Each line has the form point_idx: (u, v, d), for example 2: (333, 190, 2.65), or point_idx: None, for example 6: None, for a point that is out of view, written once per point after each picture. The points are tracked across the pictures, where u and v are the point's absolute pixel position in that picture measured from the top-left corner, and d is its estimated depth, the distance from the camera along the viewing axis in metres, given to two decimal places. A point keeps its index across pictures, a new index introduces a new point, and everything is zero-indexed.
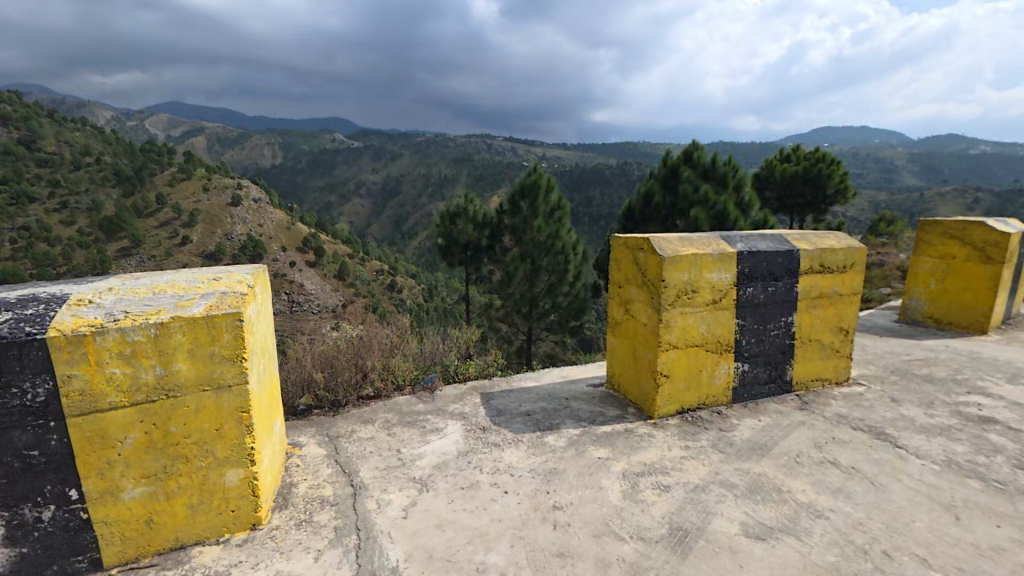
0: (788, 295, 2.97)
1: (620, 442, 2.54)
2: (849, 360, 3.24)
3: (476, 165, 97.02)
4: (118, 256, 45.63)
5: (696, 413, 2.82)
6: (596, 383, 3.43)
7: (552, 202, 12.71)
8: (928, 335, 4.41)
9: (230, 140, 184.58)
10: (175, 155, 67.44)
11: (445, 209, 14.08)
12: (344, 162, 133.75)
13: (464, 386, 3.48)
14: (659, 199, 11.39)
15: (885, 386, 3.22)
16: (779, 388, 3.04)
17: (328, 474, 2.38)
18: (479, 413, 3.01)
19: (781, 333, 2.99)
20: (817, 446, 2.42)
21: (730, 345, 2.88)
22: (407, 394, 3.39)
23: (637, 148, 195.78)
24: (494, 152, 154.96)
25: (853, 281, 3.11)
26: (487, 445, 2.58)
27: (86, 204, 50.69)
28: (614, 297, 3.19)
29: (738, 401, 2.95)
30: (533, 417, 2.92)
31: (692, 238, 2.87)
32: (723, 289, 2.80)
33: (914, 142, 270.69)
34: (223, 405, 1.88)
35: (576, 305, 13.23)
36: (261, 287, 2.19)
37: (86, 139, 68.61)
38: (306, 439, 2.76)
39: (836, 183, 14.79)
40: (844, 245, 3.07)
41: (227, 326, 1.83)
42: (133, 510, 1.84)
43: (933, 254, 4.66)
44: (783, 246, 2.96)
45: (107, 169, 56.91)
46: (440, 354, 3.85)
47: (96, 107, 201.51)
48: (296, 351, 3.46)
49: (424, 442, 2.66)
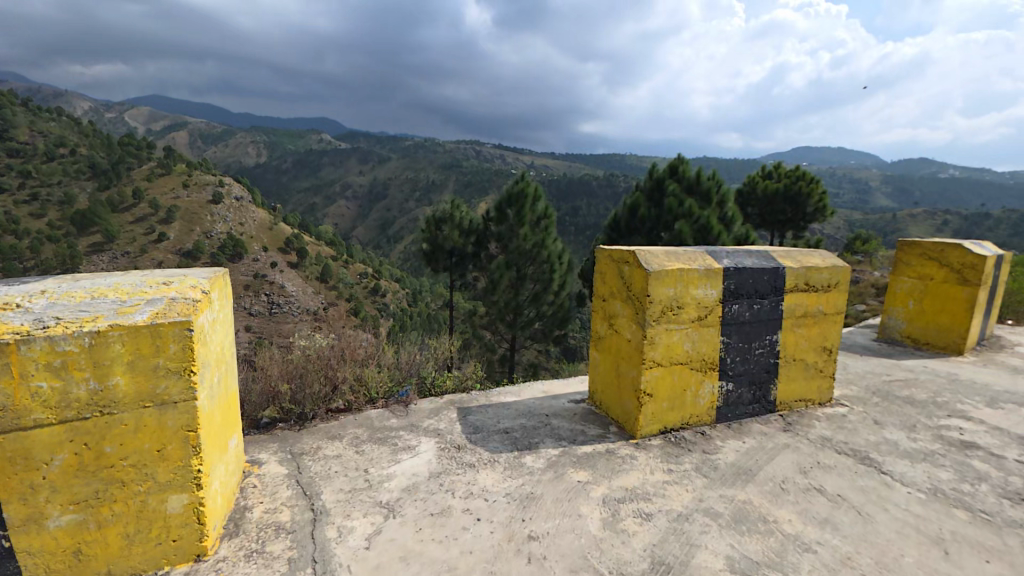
0: (773, 313, 2.92)
1: (601, 464, 2.43)
2: (831, 380, 3.20)
3: (464, 171, 97.22)
4: (90, 251, 44.16)
5: (679, 434, 2.73)
6: (577, 399, 3.32)
7: (538, 210, 12.69)
8: (906, 355, 4.45)
9: (213, 137, 181.10)
10: (155, 149, 65.77)
11: (431, 215, 13.89)
12: (331, 163, 132.34)
13: (441, 400, 3.33)
14: (644, 211, 11.47)
15: (868, 408, 3.19)
16: (762, 408, 2.98)
17: (287, 497, 2.20)
18: (455, 430, 2.86)
19: (765, 352, 2.93)
20: (802, 471, 2.35)
21: (714, 363, 2.81)
22: (380, 407, 3.22)
23: (625, 160, 198.68)
24: (482, 158, 155.21)
25: (836, 300, 3.08)
26: (461, 465, 2.44)
27: (59, 197, 49.15)
28: (598, 311, 3.10)
29: (723, 420, 2.87)
30: (512, 435, 2.79)
31: (677, 252, 2.80)
32: (709, 306, 2.73)
33: (886, 165, 281.91)
34: (167, 423, 1.70)
35: (561, 314, 13.14)
36: (219, 292, 2.02)
37: (62, 131, 66.60)
38: (267, 456, 2.58)
39: (815, 202, 15.15)
40: (830, 264, 3.04)
41: (173, 336, 1.66)
42: (60, 539, 1.64)
43: (912, 274, 4.72)
44: (770, 263, 2.90)
45: (82, 161, 55.28)
46: (417, 365, 3.68)
47: (75, 97, 196.47)
48: (262, 360, 3.28)
49: (394, 462, 2.50)
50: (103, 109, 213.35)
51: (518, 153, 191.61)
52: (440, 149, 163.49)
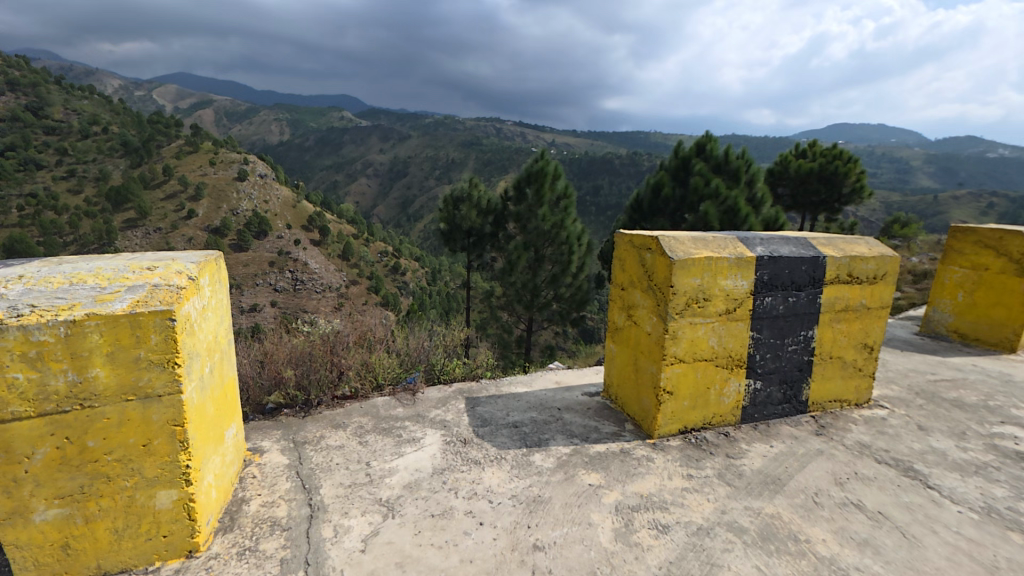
0: (811, 307, 2.66)
1: (615, 466, 2.27)
2: (872, 380, 2.94)
3: (485, 150, 96.36)
4: (124, 227, 45.91)
5: (701, 435, 2.54)
6: (593, 392, 3.16)
7: (558, 189, 12.32)
8: (952, 353, 4.11)
9: (238, 114, 183.27)
10: (182, 127, 66.93)
11: (449, 194, 13.67)
12: (351, 141, 132.55)
13: (449, 389, 3.21)
14: (668, 190, 10.97)
15: (911, 411, 2.94)
16: (793, 408, 2.75)
17: (285, 490, 2.12)
18: (462, 423, 2.74)
19: (799, 349, 2.69)
20: (838, 483, 2.14)
21: (741, 359, 2.59)
22: (386, 394, 3.11)
23: (649, 137, 192.94)
24: (503, 136, 152.84)
25: (882, 293, 2.80)
26: (467, 462, 2.32)
27: (94, 174, 51.17)
28: (616, 299, 2.91)
29: (748, 421, 2.67)
30: (521, 430, 2.65)
31: (705, 238, 2.55)
32: (738, 297, 2.50)
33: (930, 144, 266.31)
34: (152, 416, 1.62)
35: (579, 296, 12.82)
36: (208, 276, 1.92)
37: (94, 108, 68.33)
38: (269, 444, 2.52)
39: (852, 181, 14.32)
40: (877, 254, 2.75)
41: (155, 327, 1.57)
42: (47, 533, 1.58)
43: (964, 264, 4.32)
44: (809, 251, 2.63)
45: (115, 139, 56.77)
46: (426, 351, 3.57)
47: (106, 75, 202.27)
48: (265, 345, 3.21)
49: (397, 455, 2.40)
50: (132, 87, 216.78)
51: (539, 131, 188.22)
52: (461, 126, 161.90)
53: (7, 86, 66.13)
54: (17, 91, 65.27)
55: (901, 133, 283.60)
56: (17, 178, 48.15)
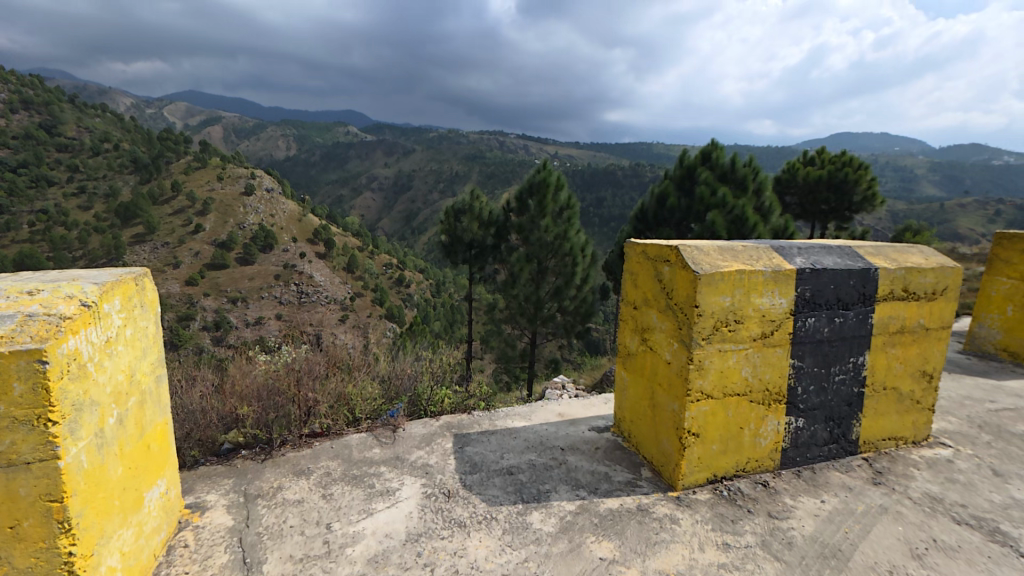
0: (860, 328, 2.23)
1: (635, 530, 1.84)
2: (929, 414, 2.51)
3: (489, 163, 97.32)
4: (132, 242, 46.33)
5: (734, 485, 2.10)
6: (601, 426, 2.73)
7: (561, 200, 11.89)
8: (1005, 375, 3.61)
9: (245, 130, 185.54)
10: (191, 143, 67.52)
11: (450, 205, 13.43)
12: (357, 155, 134.26)
13: (435, 423, 2.79)
14: (673, 200, 10.58)
15: (981, 450, 2.47)
16: (842, 449, 2.31)
17: (219, 566, 1.70)
18: (447, 469, 2.31)
19: (848, 380, 2.26)
20: (912, 555, 1.71)
21: (780, 394, 2.16)
22: (363, 432, 2.70)
23: (652, 149, 194.43)
24: (506, 149, 153.98)
25: (943, 311, 2.38)
26: (449, 525, 1.89)
27: (104, 190, 51.93)
28: (628, 319, 2.49)
29: (789, 466, 2.23)
30: (517, 478, 2.22)
31: (734, 248, 2.15)
32: (776, 319, 2.07)
33: (932, 152, 267.24)
34: (18, 492, 1.25)
35: (584, 309, 12.44)
36: (119, 298, 1.56)
37: (106, 126, 69.31)
38: (214, 499, 2.11)
39: (863, 189, 13.88)
40: (936, 265, 2.34)
41: (18, 372, 1.20)
42: None
43: (1012, 275, 3.87)
44: (856, 262, 2.22)
45: (125, 155, 57.28)
46: (411, 378, 3.14)
47: (118, 95, 208.54)
48: (219, 377, 2.78)
49: (365, 515, 1.97)
50: (142, 104, 222.60)
51: (542, 145, 190.43)
52: (465, 139, 164.34)
53: (21, 104, 67.20)
54: (31, 109, 66.51)
55: (903, 142, 283.92)
56: (29, 194, 48.84)
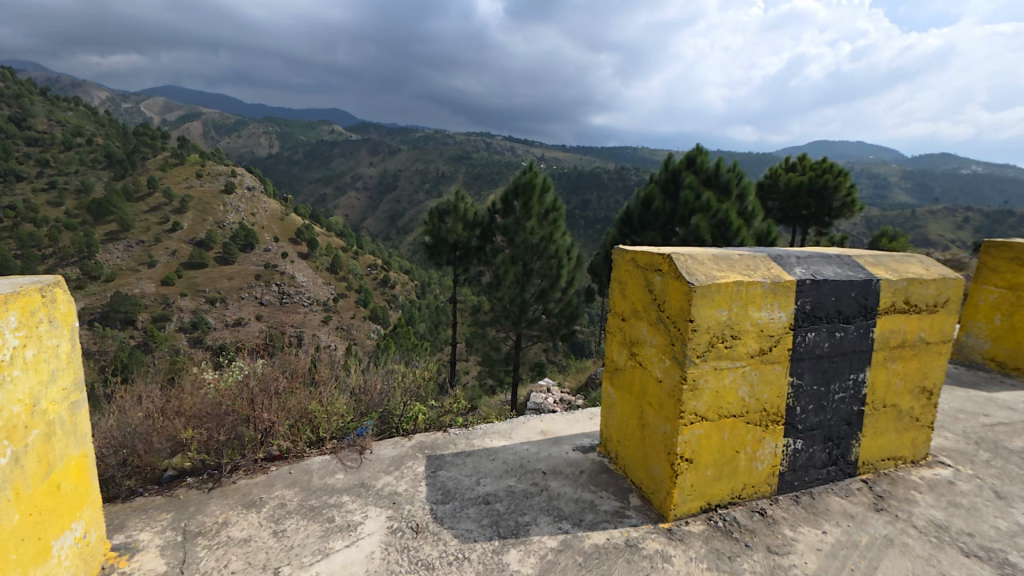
0: (863, 342, 2.09)
1: (623, 572, 1.65)
2: (929, 430, 2.38)
3: (476, 164, 97.11)
4: (106, 240, 44.72)
5: (730, 515, 1.94)
6: (586, 445, 2.54)
7: (546, 202, 11.72)
8: (997, 387, 3.52)
9: (226, 127, 181.22)
10: (169, 138, 65.56)
11: (434, 206, 13.18)
12: (341, 154, 132.53)
13: (406, 443, 2.56)
14: (658, 204, 10.51)
15: (981, 470, 2.35)
16: (840, 471, 2.18)
17: None
18: (418, 498, 2.09)
19: (847, 399, 2.13)
20: None
21: (778, 414, 2.01)
22: (327, 453, 2.45)
23: (637, 153, 196.97)
24: (492, 150, 153.56)
25: (944, 325, 2.26)
26: (415, 568, 1.68)
27: (75, 186, 49.96)
28: (615, 331, 2.32)
29: (787, 490, 2.08)
30: (493, 509, 2.01)
31: (730, 257, 1.99)
32: (776, 333, 1.92)
33: (904, 161, 276.92)
34: None
35: (569, 312, 12.31)
36: (17, 310, 1.31)
37: (78, 119, 66.70)
38: (146, 540, 1.84)
39: (842, 195, 14.02)
40: (938, 276, 2.22)
41: None
42: None
43: (999, 284, 3.80)
44: (859, 273, 2.08)
45: (99, 150, 55.25)
46: (383, 393, 2.91)
47: (93, 88, 202.41)
48: (160, 394, 2.49)
49: (322, 556, 1.74)
50: (117, 98, 216.70)
51: (530, 147, 191.25)
52: (451, 141, 164.03)
53: None
54: None
55: None
56: None
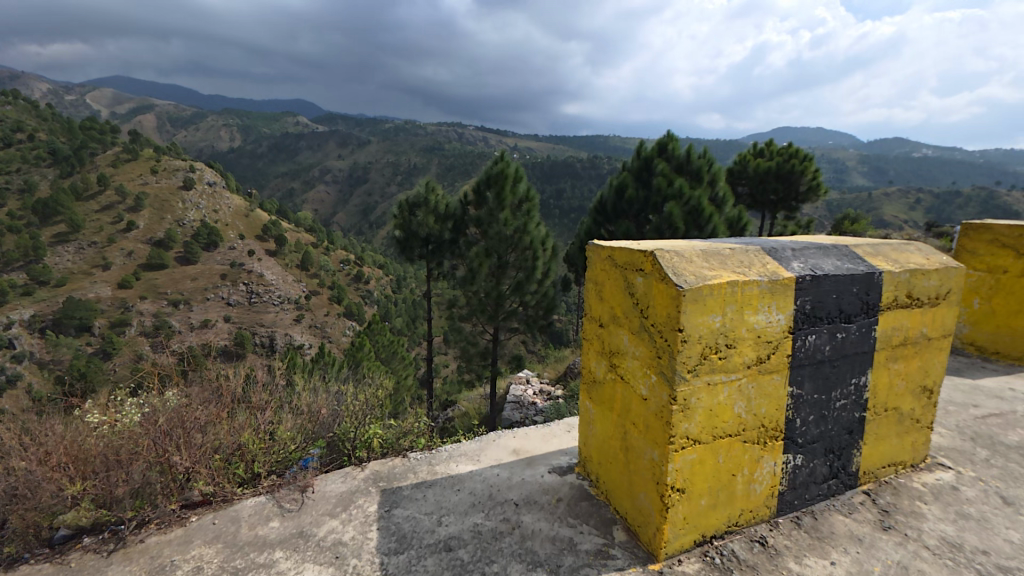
0: (865, 343, 1.88)
1: None
2: (931, 432, 2.20)
3: (448, 155, 95.76)
4: (54, 242, 41.85)
5: (727, 547, 1.70)
6: (563, 466, 2.26)
7: (519, 192, 11.31)
8: (981, 373, 3.44)
9: (182, 119, 172.19)
10: (120, 133, 61.53)
11: (403, 199, 12.64)
12: (309, 147, 127.94)
13: (358, 477, 2.22)
14: (632, 191, 10.34)
15: (982, 471, 2.20)
16: (841, 484, 1.97)
17: None
18: (365, 547, 1.76)
19: (850, 406, 1.91)
20: None
21: (777, 429, 1.76)
22: (261, 496, 2.08)
23: (609, 140, 197.61)
24: (465, 141, 151.72)
25: (945, 318, 2.07)
26: None
27: (17, 186, 46.49)
28: (591, 337, 2.03)
29: (787, 512, 1.85)
30: (456, 556, 1.70)
31: (719, 251, 1.70)
32: (774, 338, 1.67)
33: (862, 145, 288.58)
34: None
35: (545, 303, 12.06)
36: None
37: (18, 113, 61.98)
38: None
39: (808, 180, 14.26)
40: (939, 266, 2.02)
41: None
42: None
43: (979, 267, 3.72)
44: (859, 266, 1.85)
45: (41, 146, 51.45)
46: (330, 416, 2.55)
47: (32, 79, 189.19)
48: (41, 437, 2.04)
49: None
50: (61, 90, 203.04)
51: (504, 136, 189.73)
52: (422, 131, 160.90)
53: None
54: None
55: None
56: None
